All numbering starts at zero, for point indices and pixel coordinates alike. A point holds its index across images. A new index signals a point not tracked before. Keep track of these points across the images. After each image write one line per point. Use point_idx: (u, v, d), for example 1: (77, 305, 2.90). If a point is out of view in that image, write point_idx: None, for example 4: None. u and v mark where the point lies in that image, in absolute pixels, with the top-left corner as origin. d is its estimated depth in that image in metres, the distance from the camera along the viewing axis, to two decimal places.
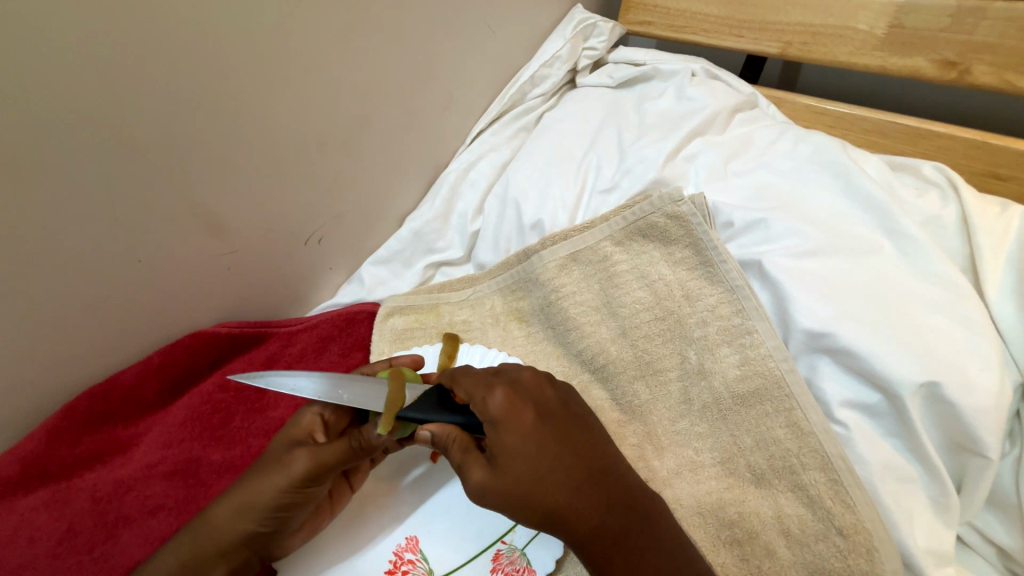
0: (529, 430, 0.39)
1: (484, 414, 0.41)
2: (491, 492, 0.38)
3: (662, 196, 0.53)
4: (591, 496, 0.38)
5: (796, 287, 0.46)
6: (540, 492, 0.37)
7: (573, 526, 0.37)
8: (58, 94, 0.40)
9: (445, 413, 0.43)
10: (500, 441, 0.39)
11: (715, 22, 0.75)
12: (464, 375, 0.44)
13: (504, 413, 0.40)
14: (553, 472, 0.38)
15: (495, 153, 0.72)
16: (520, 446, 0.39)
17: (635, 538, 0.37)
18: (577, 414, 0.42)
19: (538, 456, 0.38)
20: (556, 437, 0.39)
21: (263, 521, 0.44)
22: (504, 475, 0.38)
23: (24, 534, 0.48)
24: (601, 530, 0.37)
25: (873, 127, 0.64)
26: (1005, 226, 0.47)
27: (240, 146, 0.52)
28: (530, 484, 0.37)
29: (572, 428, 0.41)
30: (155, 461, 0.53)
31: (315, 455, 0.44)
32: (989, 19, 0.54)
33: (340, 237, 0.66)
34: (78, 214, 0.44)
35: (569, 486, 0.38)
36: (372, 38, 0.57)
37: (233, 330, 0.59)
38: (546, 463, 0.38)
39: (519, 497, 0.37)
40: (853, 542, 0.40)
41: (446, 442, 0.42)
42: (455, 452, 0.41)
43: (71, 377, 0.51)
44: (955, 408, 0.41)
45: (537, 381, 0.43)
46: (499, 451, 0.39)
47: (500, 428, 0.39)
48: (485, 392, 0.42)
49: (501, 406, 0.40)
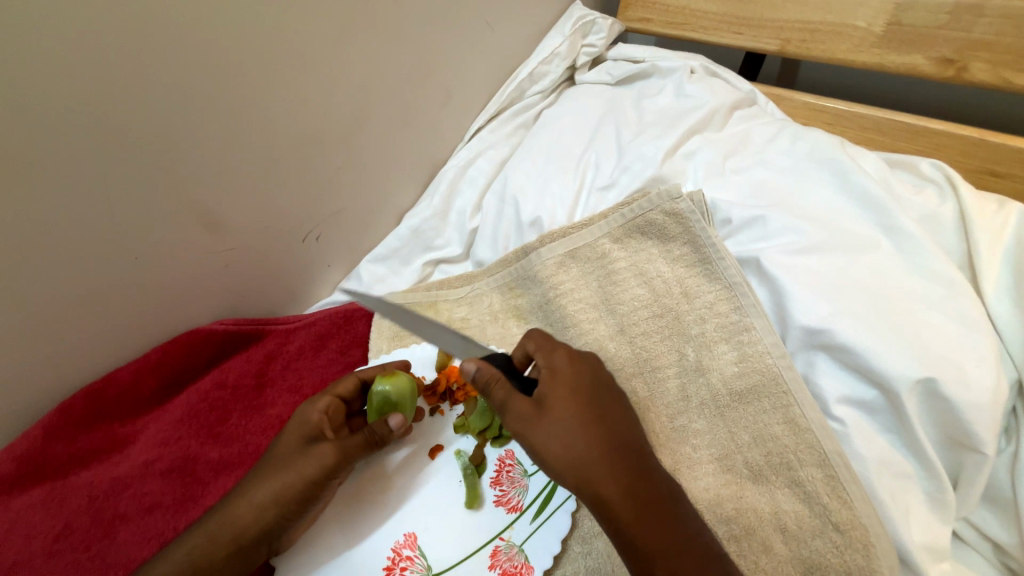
0: (579, 386, 0.43)
1: (547, 367, 0.44)
2: (530, 424, 0.41)
3: (660, 193, 0.54)
4: (625, 461, 0.39)
5: (793, 285, 0.46)
6: (577, 438, 0.40)
7: (599, 481, 0.38)
8: (57, 90, 0.40)
9: (513, 376, 0.43)
10: (551, 387, 0.42)
11: (713, 19, 0.75)
12: (536, 334, 0.47)
13: (564, 369, 0.44)
14: (592, 429, 0.40)
15: (493, 150, 0.72)
16: (570, 397, 0.42)
17: (666, 507, 0.38)
18: (622, 392, 0.45)
19: (580, 410, 0.41)
20: (604, 405, 0.42)
21: (288, 513, 0.45)
22: (549, 413, 0.41)
23: (20, 532, 0.48)
24: (632, 491, 0.38)
25: (871, 125, 0.64)
26: (1003, 223, 0.47)
27: (238, 141, 0.51)
28: (572, 428, 0.40)
29: (615, 400, 0.43)
30: (152, 458, 0.53)
31: (342, 447, 0.46)
32: (986, 16, 0.54)
33: (339, 235, 0.66)
34: (78, 210, 0.44)
35: (603, 446, 0.40)
36: (370, 35, 0.57)
37: (230, 327, 0.59)
38: (591, 418, 0.41)
39: (557, 436, 0.40)
40: (849, 538, 0.40)
41: (487, 382, 0.42)
42: (499, 390, 0.42)
43: (69, 373, 0.51)
44: (952, 405, 0.41)
45: (600, 358, 0.47)
46: (552, 395, 0.42)
47: (555, 377, 0.43)
48: (550, 350, 0.46)
49: (563, 362, 0.44)
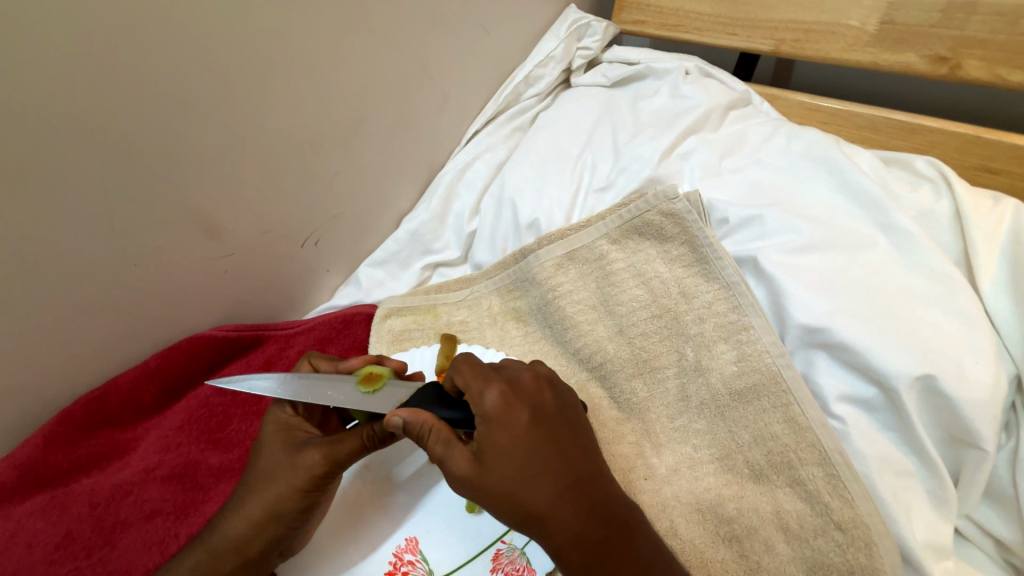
0: (521, 430, 0.38)
1: (478, 410, 0.40)
2: (473, 487, 0.38)
3: (657, 194, 0.54)
4: (573, 504, 0.37)
5: (791, 283, 0.46)
6: (524, 500, 0.37)
7: (552, 534, 0.37)
8: (52, 98, 0.40)
9: (441, 408, 0.42)
10: (490, 439, 0.38)
11: (708, 20, 0.75)
12: (463, 364, 0.43)
13: (496, 412, 0.39)
14: (538, 478, 0.37)
15: (490, 153, 0.72)
16: (509, 448, 0.38)
17: (611, 546, 0.37)
18: (574, 423, 0.41)
19: (525, 460, 0.38)
20: (547, 443, 0.39)
21: (291, 523, 0.44)
22: (488, 470, 0.38)
23: (21, 541, 0.48)
24: (581, 538, 0.37)
25: (866, 123, 0.64)
26: (998, 219, 0.47)
27: (234, 147, 0.52)
28: (515, 486, 0.37)
29: (566, 435, 0.40)
30: (153, 465, 0.53)
31: (330, 450, 0.44)
32: (979, 14, 0.55)
33: (335, 239, 0.66)
34: (74, 219, 0.44)
35: (553, 492, 0.37)
36: (365, 40, 0.58)
37: (229, 333, 0.58)
38: (534, 468, 0.37)
39: (503, 503, 0.37)
40: (851, 536, 0.40)
41: (421, 429, 0.40)
42: (436, 445, 0.39)
43: (69, 382, 0.51)
44: (951, 402, 0.41)
45: (536, 384, 0.42)
46: (489, 448, 0.38)
47: (492, 426, 0.39)
48: (481, 386, 0.41)
49: (495, 404, 0.39)
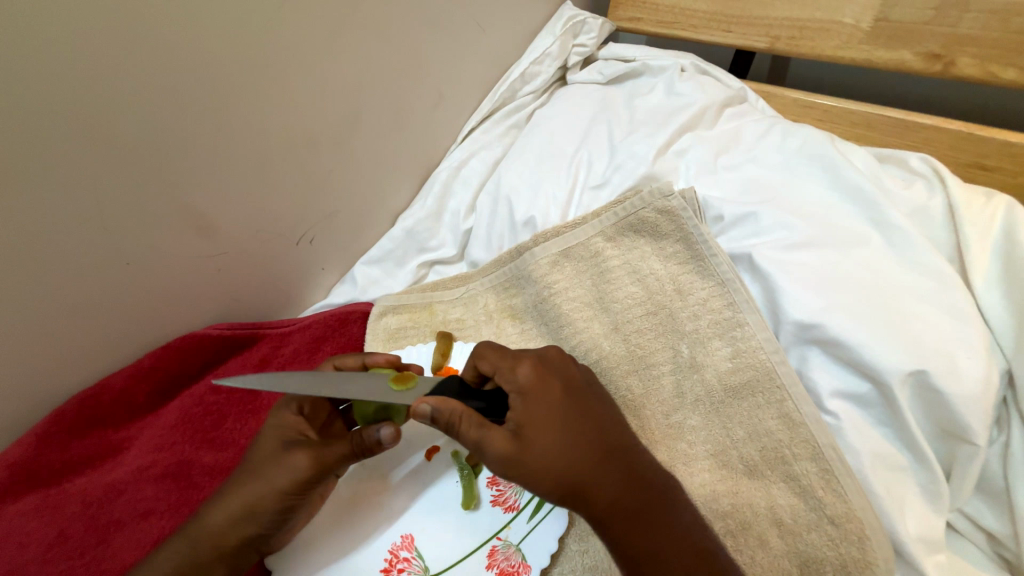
0: (555, 398, 0.41)
1: (512, 383, 0.42)
2: (514, 462, 0.38)
3: (652, 191, 0.54)
4: (612, 469, 0.38)
5: (785, 280, 0.47)
6: (565, 465, 0.37)
7: (590, 500, 0.37)
8: (45, 96, 0.40)
9: (469, 398, 0.43)
10: (528, 408, 0.40)
11: (703, 17, 0.75)
12: (488, 349, 0.45)
13: (530, 383, 0.41)
14: (578, 444, 0.38)
15: (486, 151, 0.72)
16: (547, 415, 0.39)
17: (654, 512, 0.38)
18: (599, 397, 0.43)
19: (563, 425, 0.39)
20: (579, 411, 0.41)
21: (269, 522, 0.44)
22: (529, 439, 0.38)
23: (14, 539, 0.47)
24: (618, 503, 0.37)
25: (861, 120, 0.64)
26: (992, 214, 0.47)
27: (229, 145, 0.51)
28: (558, 452, 0.38)
29: (594, 405, 0.42)
30: (147, 464, 0.53)
31: (318, 453, 0.44)
32: (972, 11, 0.55)
33: (330, 236, 0.66)
34: (67, 217, 0.44)
35: (593, 458, 0.38)
36: (360, 37, 0.57)
37: (224, 332, 0.58)
38: (572, 433, 0.39)
39: (543, 471, 0.37)
40: (843, 530, 0.40)
41: (449, 419, 0.39)
42: (469, 429, 0.39)
43: (63, 380, 0.51)
44: (943, 397, 0.41)
45: (562, 360, 0.45)
46: (527, 417, 0.39)
47: (528, 396, 0.41)
48: (511, 363, 0.43)
49: (529, 377, 0.42)
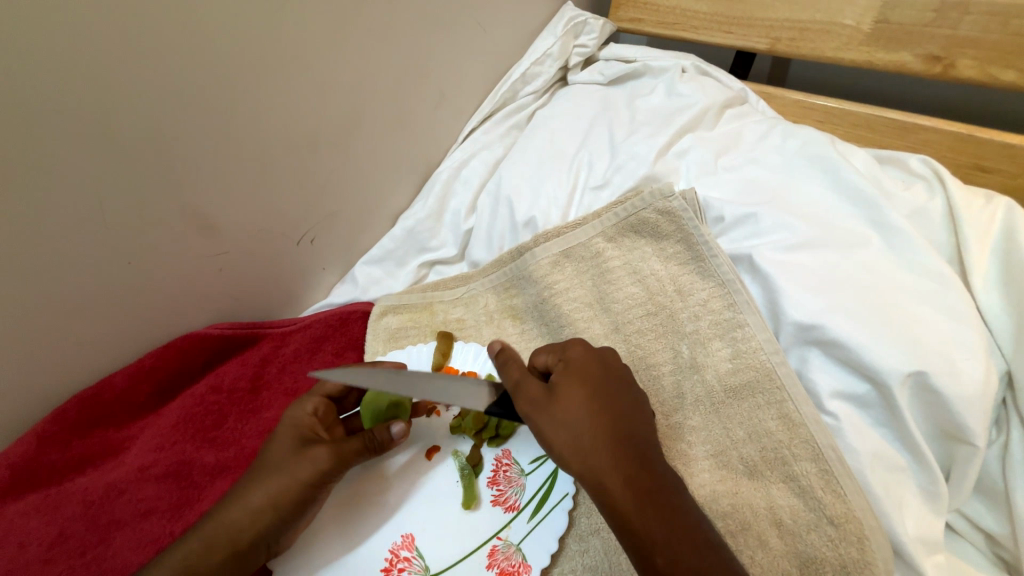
0: (593, 375, 0.44)
1: (561, 357, 0.46)
2: (538, 409, 0.43)
3: (653, 191, 0.54)
4: (630, 446, 0.40)
5: (785, 281, 0.47)
6: (585, 428, 0.41)
7: (603, 467, 0.39)
8: (45, 95, 0.40)
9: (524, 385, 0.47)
10: (565, 377, 0.44)
11: (704, 19, 0.75)
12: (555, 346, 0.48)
13: (575, 359, 0.45)
14: (602, 415, 0.41)
15: (487, 151, 0.72)
16: (580, 386, 0.43)
17: (666, 491, 0.38)
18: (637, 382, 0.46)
19: (592, 398, 0.42)
20: (608, 390, 0.43)
21: (286, 515, 0.44)
22: (556, 400, 0.42)
23: (14, 539, 0.47)
24: (634, 478, 0.38)
25: (861, 122, 0.64)
26: (990, 216, 0.47)
27: (230, 144, 0.51)
28: (579, 416, 0.41)
29: (629, 389, 0.45)
30: (147, 463, 0.53)
31: (337, 448, 0.46)
32: (972, 13, 0.55)
33: (332, 236, 0.66)
34: (67, 216, 0.44)
35: (613, 430, 0.41)
36: (361, 37, 0.57)
37: (225, 331, 0.59)
38: (597, 407, 0.42)
39: (563, 421, 0.42)
40: (843, 531, 0.40)
41: (504, 360, 0.48)
42: (512, 372, 0.46)
43: (63, 379, 0.51)
44: (942, 398, 0.41)
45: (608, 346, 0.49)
46: (561, 384, 0.43)
47: (569, 367, 0.45)
48: (565, 347, 0.48)
49: (576, 354, 0.46)
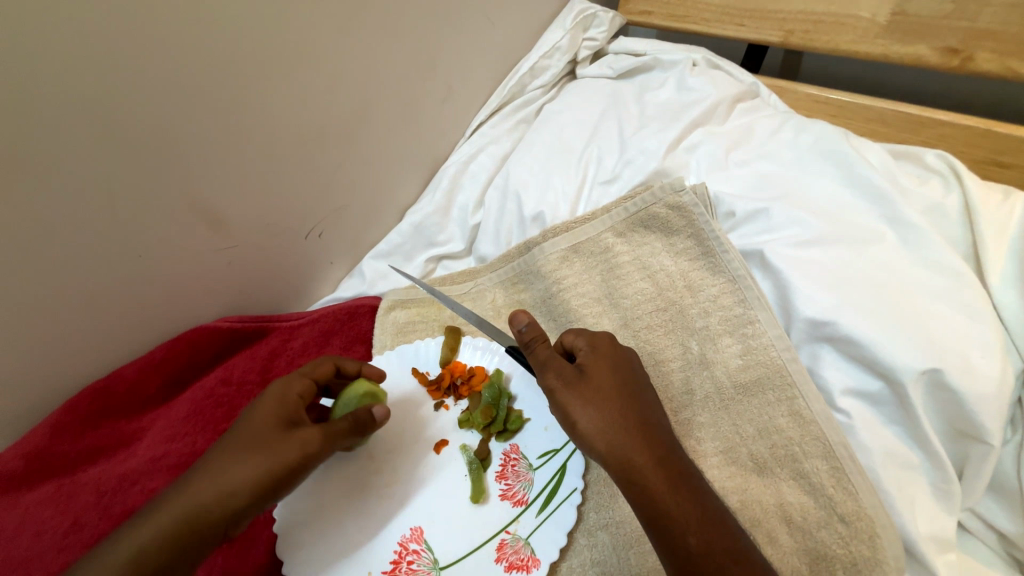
0: (620, 361, 0.45)
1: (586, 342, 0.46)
2: (570, 391, 0.42)
3: (664, 186, 0.54)
4: (656, 431, 0.41)
5: (797, 277, 0.46)
6: (618, 412, 0.41)
7: (635, 452, 0.39)
8: (56, 90, 0.40)
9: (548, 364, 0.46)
10: (594, 360, 0.44)
11: (715, 11, 0.74)
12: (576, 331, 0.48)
13: (601, 344, 0.45)
14: (630, 400, 0.42)
15: (495, 145, 0.72)
16: (611, 371, 0.43)
17: (691, 474, 0.39)
18: None
19: (621, 383, 0.43)
20: (633, 376, 0.44)
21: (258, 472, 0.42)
22: (588, 382, 0.42)
23: (30, 528, 0.48)
24: (665, 461, 0.39)
25: (875, 116, 0.63)
26: (1008, 212, 0.46)
27: (239, 139, 0.51)
28: (609, 399, 0.42)
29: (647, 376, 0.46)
30: (159, 454, 0.53)
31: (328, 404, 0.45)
32: (991, 5, 0.54)
33: (340, 231, 0.66)
34: (79, 210, 0.44)
35: (641, 415, 0.41)
36: (370, 30, 0.57)
37: (235, 324, 0.59)
38: (626, 391, 0.42)
39: (594, 404, 0.41)
40: (854, 528, 0.40)
41: (531, 339, 0.45)
42: (542, 351, 0.45)
43: (75, 372, 0.52)
44: (956, 396, 0.41)
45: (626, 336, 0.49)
46: (592, 368, 0.43)
47: (596, 352, 0.45)
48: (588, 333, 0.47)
49: (603, 340, 0.46)
